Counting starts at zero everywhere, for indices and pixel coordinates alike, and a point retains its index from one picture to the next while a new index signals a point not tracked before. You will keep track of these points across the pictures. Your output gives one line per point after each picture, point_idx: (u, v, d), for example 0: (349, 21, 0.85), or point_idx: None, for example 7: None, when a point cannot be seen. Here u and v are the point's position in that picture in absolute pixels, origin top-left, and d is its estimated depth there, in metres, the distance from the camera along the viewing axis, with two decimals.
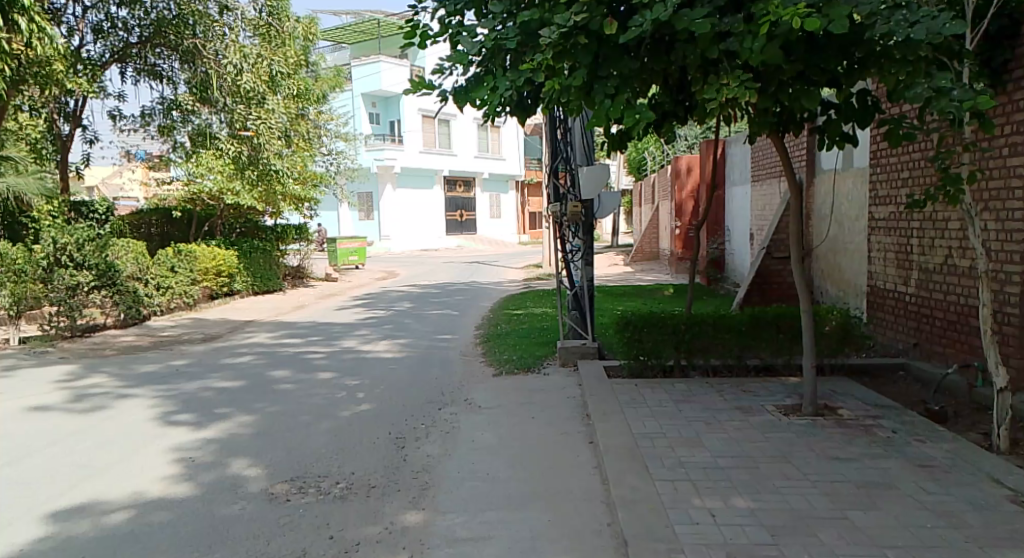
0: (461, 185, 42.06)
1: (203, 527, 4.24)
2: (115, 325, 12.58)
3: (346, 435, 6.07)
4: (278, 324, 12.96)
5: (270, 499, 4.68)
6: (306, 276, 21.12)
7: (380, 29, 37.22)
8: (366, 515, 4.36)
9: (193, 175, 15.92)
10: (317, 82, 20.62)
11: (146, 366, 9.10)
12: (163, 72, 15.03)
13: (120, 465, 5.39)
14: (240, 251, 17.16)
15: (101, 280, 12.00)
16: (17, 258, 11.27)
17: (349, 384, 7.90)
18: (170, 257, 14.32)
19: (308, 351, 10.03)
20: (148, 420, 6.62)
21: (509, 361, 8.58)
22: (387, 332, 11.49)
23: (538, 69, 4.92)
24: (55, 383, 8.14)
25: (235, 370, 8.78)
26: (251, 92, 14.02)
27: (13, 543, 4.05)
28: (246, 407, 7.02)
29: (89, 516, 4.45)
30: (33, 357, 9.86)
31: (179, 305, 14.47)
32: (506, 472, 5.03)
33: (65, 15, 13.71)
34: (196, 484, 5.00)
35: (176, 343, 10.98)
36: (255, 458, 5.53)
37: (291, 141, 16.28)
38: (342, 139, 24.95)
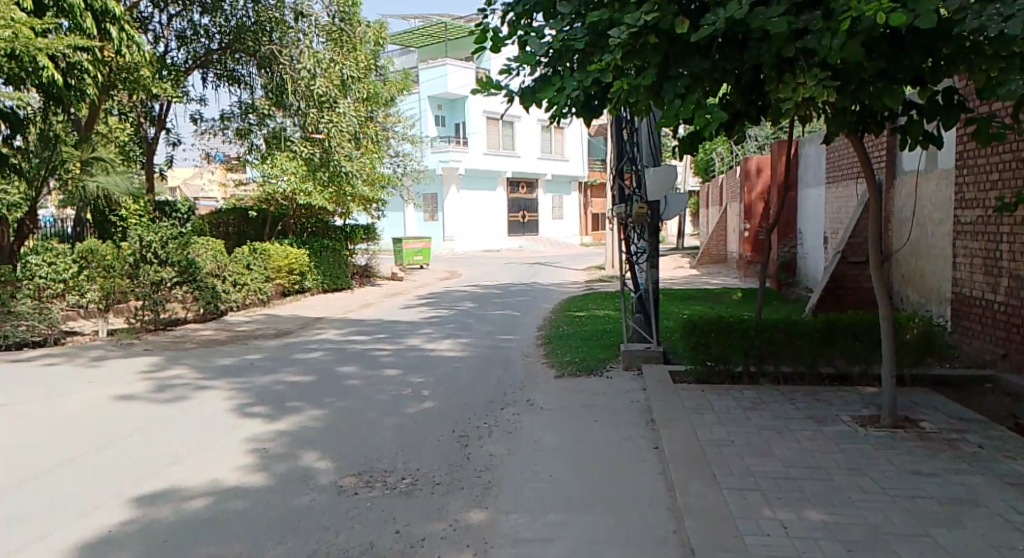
0: (524, 186, 42.19)
1: (275, 516, 4.39)
2: (195, 319, 13.22)
3: (411, 432, 6.17)
4: (346, 321, 13.29)
5: (339, 491, 4.81)
6: (373, 275, 21.62)
7: (447, 32, 37.69)
8: (430, 511, 4.42)
9: (267, 176, 16.39)
10: (386, 85, 21.09)
11: (224, 359, 9.51)
12: (241, 77, 15.60)
13: (198, 454, 5.64)
14: (311, 251, 17.67)
15: (183, 276, 12.62)
16: (107, 254, 11.73)
17: (414, 382, 8.04)
18: (247, 255, 14.93)
19: (375, 348, 10.25)
20: (226, 411, 6.91)
21: (573, 363, 8.54)
22: (450, 331, 11.64)
23: (606, 69, 4.85)
24: (140, 374, 8.59)
25: (306, 365, 9.07)
26: (324, 96, 14.89)
27: (102, 525, 4.29)
28: (316, 401, 7.24)
29: (172, 502, 4.67)
30: (120, 348, 10.45)
31: (254, 302, 15.05)
32: (570, 474, 5.02)
33: (151, 23, 14.37)
34: (270, 474, 5.19)
35: (251, 338, 11.42)
36: (325, 451, 5.70)
37: (360, 143, 16.81)
38: (409, 141, 25.35)
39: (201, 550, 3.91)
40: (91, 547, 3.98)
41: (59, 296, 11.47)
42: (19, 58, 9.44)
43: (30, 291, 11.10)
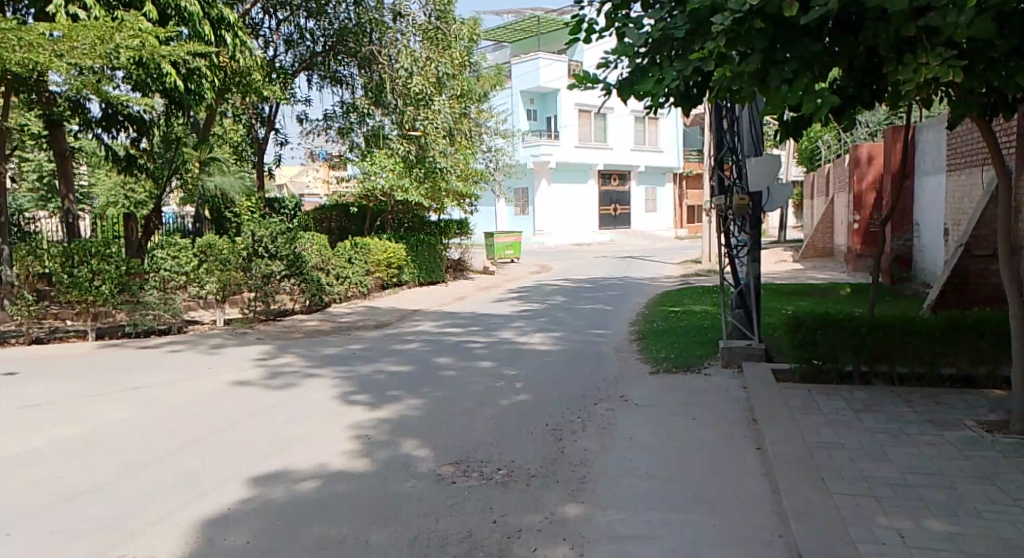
0: (616, 179, 41.73)
1: (379, 501, 4.56)
2: (302, 310, 13.98)
3: (506, 423, 6.25)
4: (442, 314, 13.61)
5: (438, 479, 4.94)
6: (466, 269, 22.01)
7: (539, 25, 37.85)
8: (526, 504, 4.46)
9: (368, 173, 16.75)
10: (479, 82, 21.39)
11: (328, 348, 9.97)
12: (343, 78, 16.30)
13: (307, 439, 5.94)
14: (408, 245, 18.19)
15: (291, 269, 13.30)
16: (223, 248, 12.41)
17: (508, 374, 8.14)
18: (348, 250, 15.63)
19: (470, 340, 10.43)
20: (331, 398, 7.24)
21: (669, 359, 8.39)
22: (543, 325, 11.69)
23: (708, 57, 4.69)
24: (253, 361, 9.15)
25: (404, 356, 9.36)
26: (421, 93, 15.42)
27: (223, 502, 4.61)
28: (415, 391, 7.46)
29: (285, 482, 4.96)
30: (236, 336, 11.16)
31: (355, 294, 15.69)
32: (667, 472, 4.93)
33: (262, 29, 15.19)
34: (373, 460, 5.41)
35: (352, 329, 11.91)
36: (424, 440, 5.86)
37: (454, 140, 17.14)
38: (502, 136, 25.60)
39: (312, 530, 4.13)
40: (214, 522, 4.27)
41: (181, 288, 12.17)
42: (147, 65, 10.28)
43: (156, 282, 11.85)
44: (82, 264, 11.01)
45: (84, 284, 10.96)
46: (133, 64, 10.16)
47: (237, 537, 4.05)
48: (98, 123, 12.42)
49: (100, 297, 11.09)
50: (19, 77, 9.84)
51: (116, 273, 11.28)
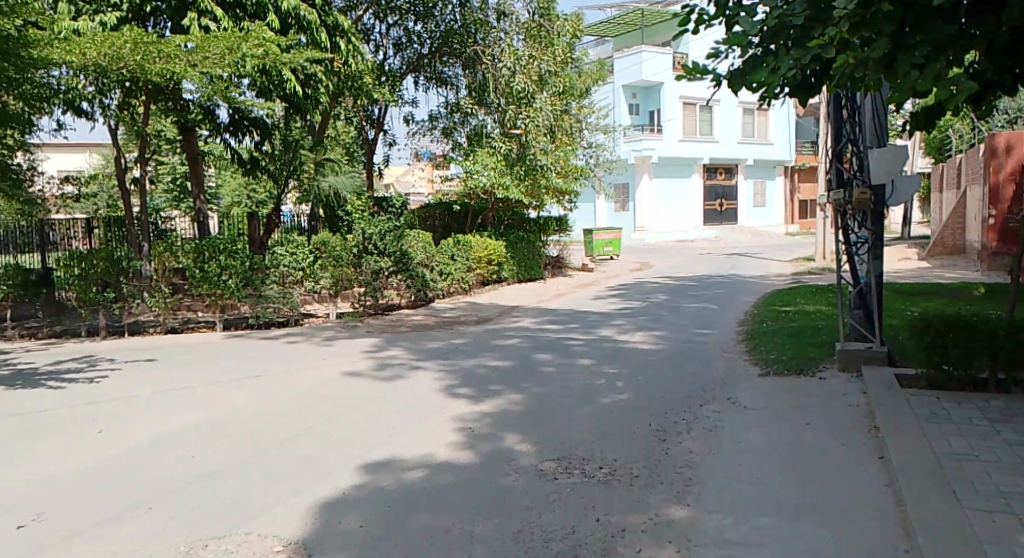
0: (721, 173, 40.41)
1: (483, 493, 4.65)
2: (408, 305, 14.44)
3: (608, 422, 6.20)
4: (541, 310, 13.67)
5: (540, 475, 4.97)
6: (565, 266, 22.00)
7: (643, 18, 37.30)
8: (629, 504, 4.40)
9: (469, 171, 16.42)
10: (581, 78, 21.29)
11: (432, 342, 10.25)
12: (448, 79, 16.65)
13: (414, 429, 6.13)
14: (507, 242, 18.40)
15: (398, 266, 13.78)
16: (336, 246, 12.96)
17: (609, 372, 8.07)
18: (452, 247, 15.96)
19: (569, 337, 10.43)
20: (435, 391, 7.44)
21: (779, 361, 8.04)
22: (644, 323, 11.51)
23: (829, 44, 4.39)
24: (363, 353, 9.55)
25: (505, 351, 9.48)
26: (523, 92, 15.81)
27: (339, 486, 4.85)
28: (515, 386, 7.55)
29: (394, 471, 5.15)
30: (347, 329, 11.69)
31: (457, 290, 16.04)
32: (778, 478, 4.73)
33: (373, 34, 15.78)
34: (476, 452, 5.51)
35: (455, 324, 12.19)
36: (526, 435, 5.91)
37: (555, 137, 17.18)
38: (603, 132, 25.38)
39: (419, 518, 4.26)
40: (330, 505, 4.51)
41: (298, 282, 12.76)
42: (269, 72, 10.94)
43: (276, 277, 12.44)
44: (212, 260, 11.97)
45: (214, 278, 11.94)
46: (257, 71, 10.83)
47: (350, 522, 4.23)
48: (226, 128, 13.40)
49: (227, 291, 12.04)
50: (158, 86, 10.72)
51: (241, 268, 12.16)
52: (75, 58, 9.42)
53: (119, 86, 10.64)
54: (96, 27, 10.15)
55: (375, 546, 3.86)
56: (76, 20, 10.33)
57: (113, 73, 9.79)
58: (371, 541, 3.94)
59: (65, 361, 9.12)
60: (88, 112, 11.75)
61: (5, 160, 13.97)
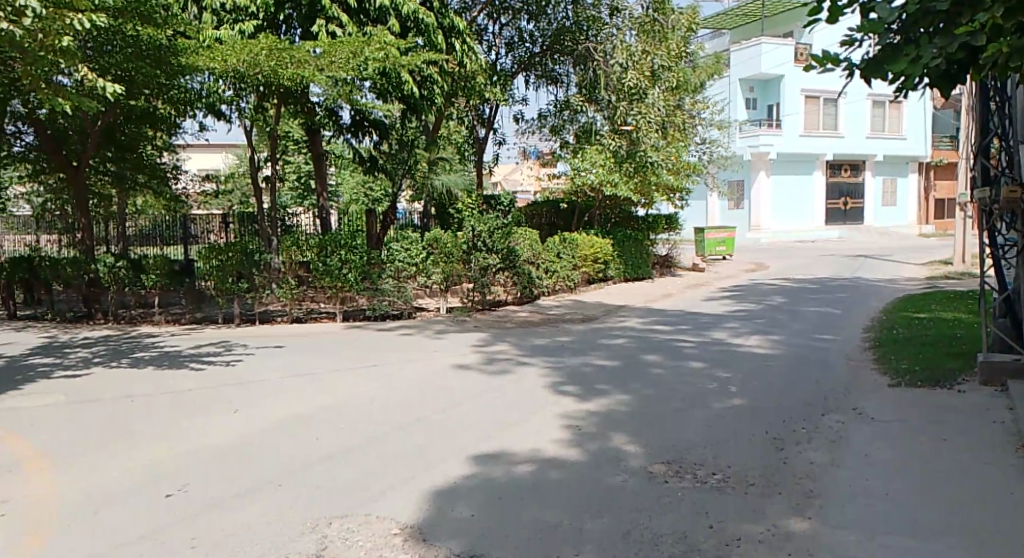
0: (847, 169, 38.07)
1: (592, 492, 4.63)
2: (514, 301, 14.59)
3: (721, 427, 6.02)
4: (649, 311, 13.44)
5: (650, 477, 4.90)
6: (673, 266, 21.53)
7: (763, 8, 35.83)
8: (745, 513, 4.24)
9: (577, 168, 16.65)
10: (695, 72, 20.75)
11: (539, 339, 10.32)
12: (560, 77, 16.77)
13: (522, 424, 6.21)
14: (614, 240, 18.25)
15: (505, 263, 13.97)
16: (449, 242, 13.25)
17: (721, 376, 7.83)
18: (557, 244, 15.93)
19: (679, 338, 10.18)
20: (543, 387, 7.49)
21: (910, 371, 7.49)
22: (759, 326, 11.05)
23: (980, 30, 4.04)
24: (471, 347, 9.75)
25: (612, 351, 9.39)
26: (635, 88, 15.60)
27: (451, 474, 5.00)
28: (623, 386, 7.46)
29: (504, 463, 5.24)
30: (456, 323, 11.98)
31: (562, 288, 16.05)
32: (910, 496, 4.41)
33: (487, 34, 16.06)
34: (584, 451, 5.50)
35: (561, 321, 12.21)
36: (634, 436, 5.85)
37: (667, 133, 16.80)
38: (718, 127, 24.58)
39: (530, 512, 4.30)
40: (443, 493, 4.65)
41: (412, 277, 13.14)
42: (389, 75, 11.41)
43: (392, 271, 12.98)
44: (334, 254, 12.62)
45: (336, 271, 12.56)
46: (378, 74, 11.31)
47: (462, 511, 4.34)
48: (348, 129, 14.10)
49: (348, 283, 12.66)
50: (288, 91, 11.42)
51: (360, 262, 12.74)
52: (218, 65, 10.19)
53: (253, 91, 11.39)
54: (235, 35, 10.92)
55: (487, 537, 3.94)
56: (218, 29, 11.20)
57: (249, 78, 10.47)
58: (483, 531, 4.02)
59: (205, 345, 9.93)
60: (226, 114, 12.69)
61: (153, 159, 15.30)
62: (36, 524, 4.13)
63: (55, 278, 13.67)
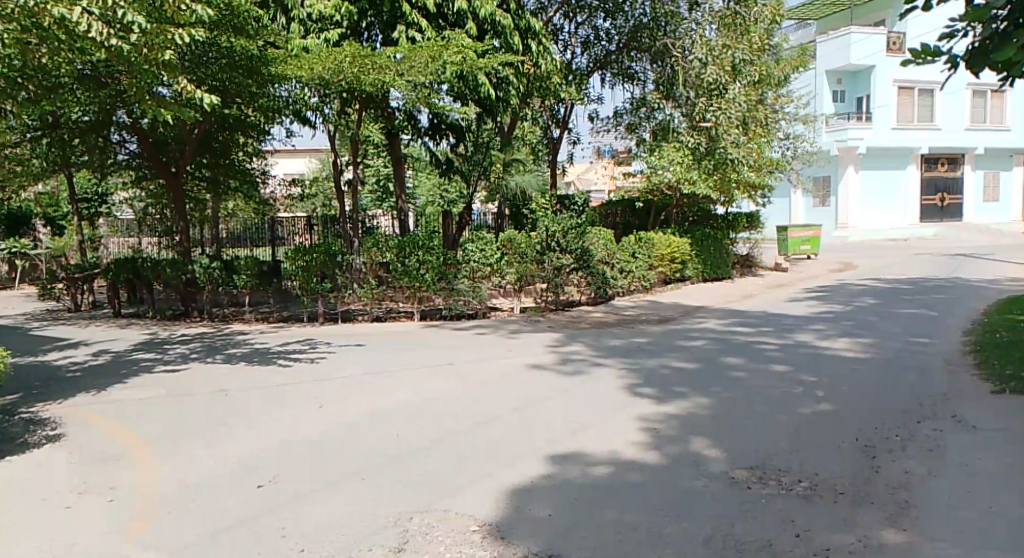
0: (943, 163, 35.84)
1: (671, 496, 4.55)
2: (588, 301, 14.50)
3: (806, 433, 5.79)
4: (729, 312, 13.08)
5: (732, 483, 4.77)
6: (754, 266, 20.86)
7: None
8: (834, 522, 4.07)
9: (653, 167, 15.95)
10: (779, 65, 20.05)
11: (615, 340, 10.21)
12: (635, 74, 16.86)
13: (599, 425, 6.16)
14: (692, 239, 17.87)
15: (578, 263, 13.91)
16: (522, 242, 13.34)
17: (806, 380, 7.54)
18: (633, 244, 15.74)
19: (761, 341, 9.85)
20: (619, 389, 7.41)
21: (1016, 378, 6.98)
22: (847, 329, 10.56)
23: None
24: (547, 347, 9.75)
25: (691, 352, 9.19)
26: (715, 83, 15.26)
27: (527, 473, 5.03)
28: (703, 389, 7.29)
29: (581, 464, 5.22)
30: (531, 324, 12.01)
31: (637, 288, 15.82)
32: (1020, 510, 4.11)
33: (562, 34, 16.09)
34: (662, 454, 5.41)
35: (637, 322, 12.03)
36: (715, 440, 5.70)
37: (749, 128, 16.27)
38: (803, 122, 23.64)
39: (608, 513, 4.27)
40: (521, 492, 4.67)
41: (486, 278, 13.20)
42: (467, 78, 11.59)
43: (467, 272, 13.08)
44: (411, 255, 12.90)
45: (413, 271, 12.87)
46: (456, 77, 11.49)
47: (539, 510, 4.36)
48: (426, 132, 14.39)
49: (424, 283, 12.90)
50: (369, 96, 11.74)
51: (437, 262, 12.91)
52: (305, 73, 10.52)
53: (337, 97, 11.78)
54: (320, 44, 11.32)
55: (565, 537, 3.93)
56: (305, 38, 11.65)
57: (333, 85, 10.77)
58: (561, 531, 4.02)
59: (291, 343, 10.35)
60: (311, 120, 13.20)
61: (244, 164, 16.04)
62: (140, 510, 4.42)
63: (156, 278, 14.57)
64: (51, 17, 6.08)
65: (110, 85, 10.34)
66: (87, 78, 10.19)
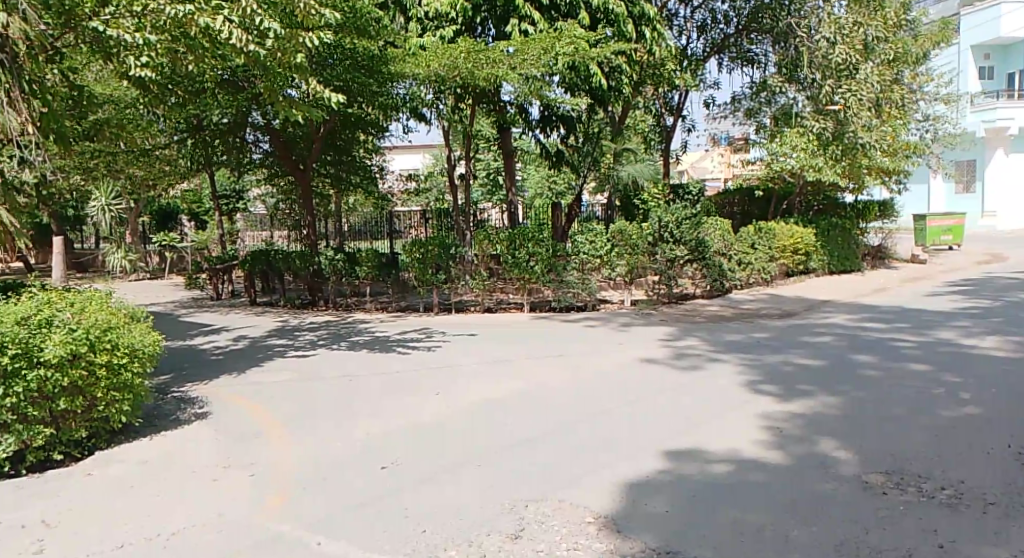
0: None
1: (797, 498, 4.34)
2: (703, 295, 14.10)
3: (949, 437, 5.34)
4: (857, 306, 12.28)
5: (865, 487, 4.48)
6: (887, 258, 19.48)
7: None
8: (983, 534, 3.74)
9: (775, 153, 15.12)
10: (918, 41, 18.50)
11: (733, 335, 9.85)
12: (755, 57, 16.08)
13: (718, 423, 5.97)
14: (818, 230, 16.88)
15: (693, 254, 13.55)
16: (634, 233, 13.07)
17: (948, 380, 6.95)
18: (752, 234, 15.13)
19: (896, 338, 9.18)
20: (739, 385, 7.14)
21: None
22: (997, 326, 9.63)
23: None
24: (660, 341, 9.56)
25: (816, 349, 8.71)
26: (844, 63, 14.67)
27: (642, 468, 4.96)
28: (830, 388, 6.90)
29: (699, 461, 5.08)
30: (643, 317, 11.81)
31: (757, 280, 15.19)
32: None
33: (677, 19, 15.65)
34: (787, 454, 5.17)
35: (757, 316, 11.55)
36: (844, 441, 5.38)
37: (881, 110, 15.33)
38: (945, 102, 21.77)
39: (729, 513, 4.13)
40: (636, 486, 4.61)
41: (596, 269, 13.10)
42: (579, 68, 11.56)
43: (576, 263, 13.03)
44: (522, 247, 12.97)
45: (523, 264, 12.94)
46: (568, 68, 11.48)
47: (656, 505, 4.29)
48: (537, 124, 14.36)
49: (534, 275, 12.95)
50: (483, 91, 11.95)
51: (546, 255, 12.95)
52: (422, 70, 10.82)
53: (450, 93, 12.06)
54: (436, 41, 11.59)
55: (685, 535, 3.85)
56: (422, 37, 12.01)
57: (449, 80, 11.01)
58: (681, 529, 3.93)
59: (409, 332, 10.74)
60: (427, 117, 13.58)
61: (364, 161, 16.79)
62: (277, 484, 4.74)
63: (286, 269, 15.55)
64: (197, 26, 6.66)
65: (247, 89, 11.15)
66: (226, 82, 10.99)
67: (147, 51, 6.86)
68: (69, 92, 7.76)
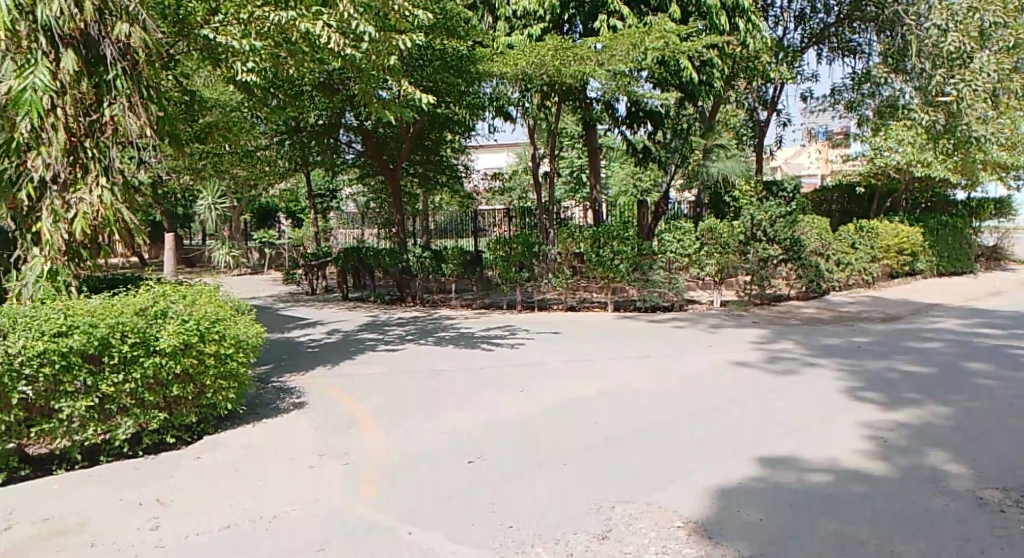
0: None
1: (902, 511, 4.10)
2: (798, 296, 13.60)
3: None
4: (969, 311, 11.48)
5: (980, 503, 4.17)
6: (1003, 259, 18.16)
7: None
8: None
9: (879, 148, 14.72)
10: None
11: (831, 338, 9.41)
12: (858, 47, 15.38)
13: (816, 430, 5.71)
14: (925, 229, 15.91)
15: (788, 253, 13.07)
16: (724, 231, 12.67)
17: None
18: (852, 234, 14.39)
19: (1016, 345, 8.51)
20: (838, 392, 6.82)
21: None
22: None
23: None
24: (751, 344, 9.24)
25: (924, 355, 8.19)
26: (958, 52, 13.59)
27: (733, 474, 4.81)
28: (940, 397, 6.47)
29: (796, 469, 4.88)
30: (733, 318, 11.46)
31: (857, 282, 14.45)
32: None
33: (774, 9, 15.11)
34: (892, 465, 4.88)
35: (857, 319, 11.00)
36: (957, 454, 5.04)
37: (999, 101, 14.27)
38: None
39: (828, 524, 3.95)
40: (728, 492, 4.48)
41: (684, 269, 12.79)
42: (669, 63, 11.35)
43: (664, 262, 12.77)
44: (607, 245, 12.76)
45: (608, 262, 12.75)
46: (657, 63, 11.28)
47: (749, 512, 4.16)
48: (624, 121, 14.25)
49: (618, 274, 12.74)
50: (570, 88, 11.93)
51: (632, 253, 12.72)
52: (510, 69, 10.87)
53: (537, 92, 12.11)
54: (524, 39, 11.63)
55: (780, 544, 3.71)
56: (510, 35, 12.10)
57: (536, 79, 11.02)
58: (776, 538, 3.79)
59: (494, 328, 10.85)
60: (512, 116, 13.70)
61: (450, 160, 17.01)
62: (370, 473, 4.90)
63: (377, 266, 16.01)
64: (299, 31, 6.98)
65: (342, 91, 11.59)
66: (323, 86, 11.41)
67: (253, 56, 7.26)
68: (182, 96, 8.27)
